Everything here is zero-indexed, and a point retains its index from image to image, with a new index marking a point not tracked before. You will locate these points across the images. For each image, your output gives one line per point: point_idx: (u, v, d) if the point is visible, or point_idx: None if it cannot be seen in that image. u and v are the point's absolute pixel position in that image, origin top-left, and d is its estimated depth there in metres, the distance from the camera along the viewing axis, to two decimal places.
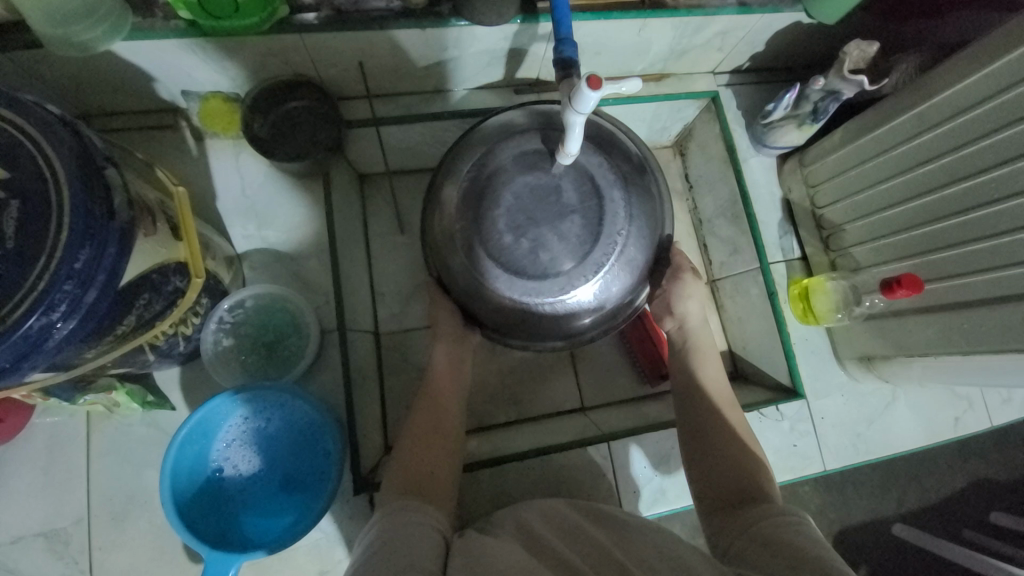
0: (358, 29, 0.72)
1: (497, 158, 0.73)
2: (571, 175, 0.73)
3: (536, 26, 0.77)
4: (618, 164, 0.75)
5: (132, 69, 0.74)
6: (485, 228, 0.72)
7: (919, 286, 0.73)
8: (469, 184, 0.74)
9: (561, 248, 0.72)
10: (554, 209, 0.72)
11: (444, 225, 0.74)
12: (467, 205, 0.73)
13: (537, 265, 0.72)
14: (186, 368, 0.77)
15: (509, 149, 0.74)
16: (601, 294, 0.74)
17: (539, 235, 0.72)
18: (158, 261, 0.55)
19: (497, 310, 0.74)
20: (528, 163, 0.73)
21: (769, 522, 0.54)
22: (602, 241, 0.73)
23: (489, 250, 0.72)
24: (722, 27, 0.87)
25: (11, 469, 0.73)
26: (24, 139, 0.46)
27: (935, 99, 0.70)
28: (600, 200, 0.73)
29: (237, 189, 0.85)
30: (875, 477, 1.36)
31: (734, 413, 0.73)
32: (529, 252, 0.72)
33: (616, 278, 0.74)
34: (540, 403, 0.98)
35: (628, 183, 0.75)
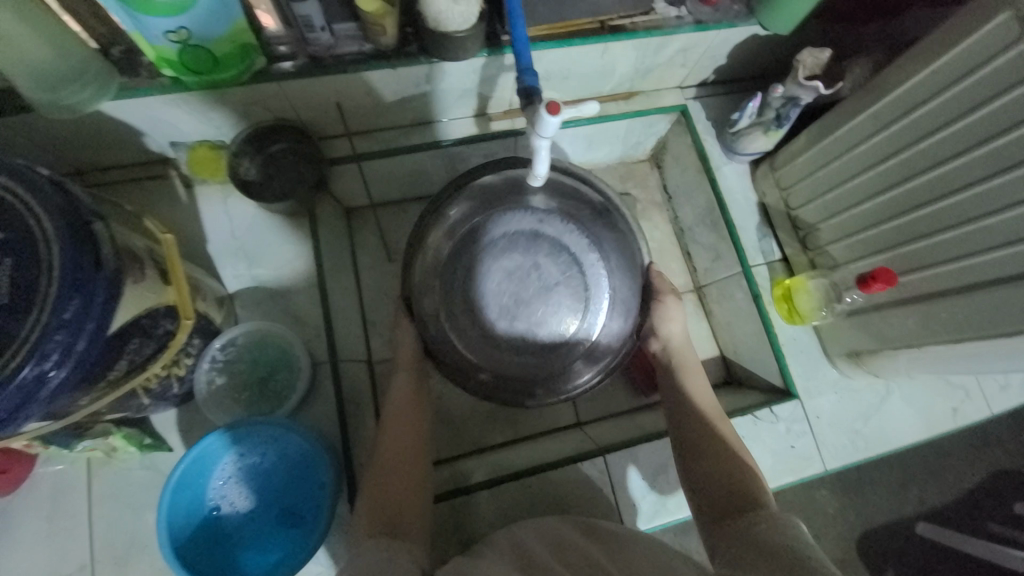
0: (334, 73, 0.77)
1: (480, 244, 0.81)
2: (545, 250, 0.82)
3: (501, 57, 0.82)
4: (589, 223, 0.83)
5: (122, 126, 0.78)
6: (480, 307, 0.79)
7: (892, 279, 0.75)
8: (455, 238, 0.82)
9: (549, 321, 0.80)
10: (537, 287, 0.81)
11: (426, 270, 0.81)
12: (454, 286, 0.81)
13: (527, 341, 0.80)
14: (183, 409, 0.79)
15: (489, 222, 0.81)
16: (603, 358, 0.80)
17: (529, 306, 0.80)
18: (148, 306, 0.58)
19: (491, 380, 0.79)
20: (507, 241, 0.81)
21: (763, 530, 0.54)
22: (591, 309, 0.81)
23: (484, 329, 0.79)
24: (682, 45, 0.91)
25: (13, 521, 0.74)
26: (15, 201, 0.49)
27: (888, 97, 0.73)
28: (582, 264, 0.82)
29: (227, 231, 0.88)
30: (889, 475, 1.34)
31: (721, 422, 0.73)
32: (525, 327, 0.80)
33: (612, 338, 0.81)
34: (537, 421, 0.99)
35: (599, 244, 0.82)
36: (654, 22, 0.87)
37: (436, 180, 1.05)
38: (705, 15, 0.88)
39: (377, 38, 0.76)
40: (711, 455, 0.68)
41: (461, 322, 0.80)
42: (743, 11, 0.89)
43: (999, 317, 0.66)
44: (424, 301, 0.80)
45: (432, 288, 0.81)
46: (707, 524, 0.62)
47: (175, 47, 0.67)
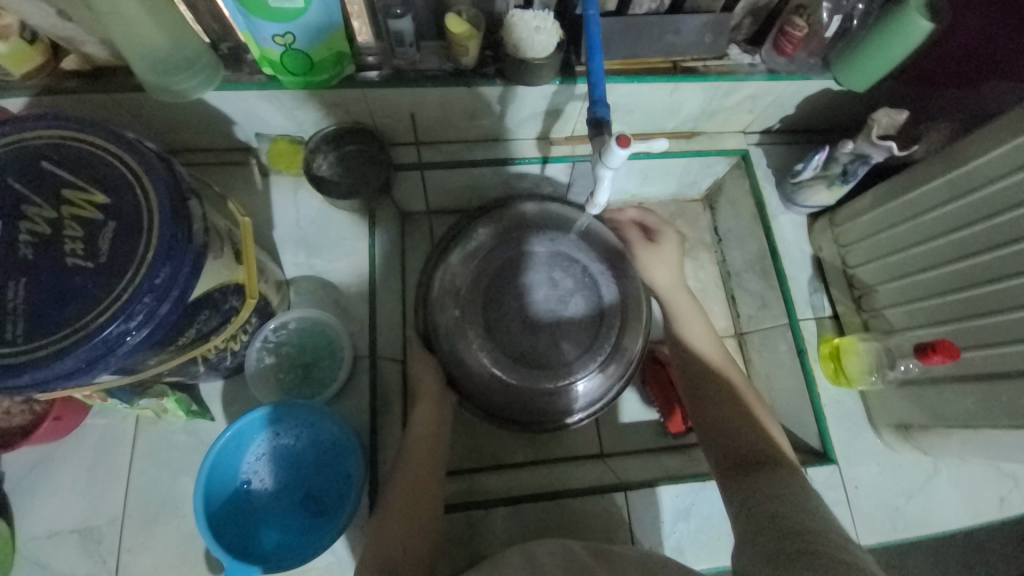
0: (414, 87, 0.82)
1: (495, 266, 0.92)
2: (558, 266, 0.93)
3: (573, 86, 0.85)
4: (593, 260, 0.93)
5: (217, 114, 0.85)
6: (490, 325, 0.89)
7: (955, 352, 0.72)
8: (472, 262, 0.91)
9: (566, 347, 0.90)
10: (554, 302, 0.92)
11: (443, 292, 0.89)
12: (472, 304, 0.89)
13: (542, 363, 0.89)
14: (228, 383, 0.82)
15: (507, 244, 0.92)
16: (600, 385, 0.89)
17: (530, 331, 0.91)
18: (221, 282, 0.62)
19: (512, 405, 0.87)
20: (521, 260, 0.92)
21: (770, 501, 0.58)
22: (588, 337, 0.90)
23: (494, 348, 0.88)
24: (753, 92, 0.92)
25: (63, 463, 0.79)
26: (124, 170, 0.53)
27: (965, 166, 0.70)
28: (579, 297, 0.92)
29: (293, 221, 0.93)
30: (924, 564, 1.24)
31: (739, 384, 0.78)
32: (530, 351, 0.89)
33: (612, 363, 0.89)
34: (560, 447, 0.97)
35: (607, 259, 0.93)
36: (727, 67, 0.89)
37: (490, 195, 1.08)
38: (779, 65, 0.89)
39: (459, 58, 0.81)
40: (717, 402, 0.75)
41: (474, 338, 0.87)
42: (819, 65, 0.90)
43: None
44: (438, 315, 0.88)
45: (454, 306, 0.88)
46: (724, 472, 0.68)
47: (279, 50, 0.73)
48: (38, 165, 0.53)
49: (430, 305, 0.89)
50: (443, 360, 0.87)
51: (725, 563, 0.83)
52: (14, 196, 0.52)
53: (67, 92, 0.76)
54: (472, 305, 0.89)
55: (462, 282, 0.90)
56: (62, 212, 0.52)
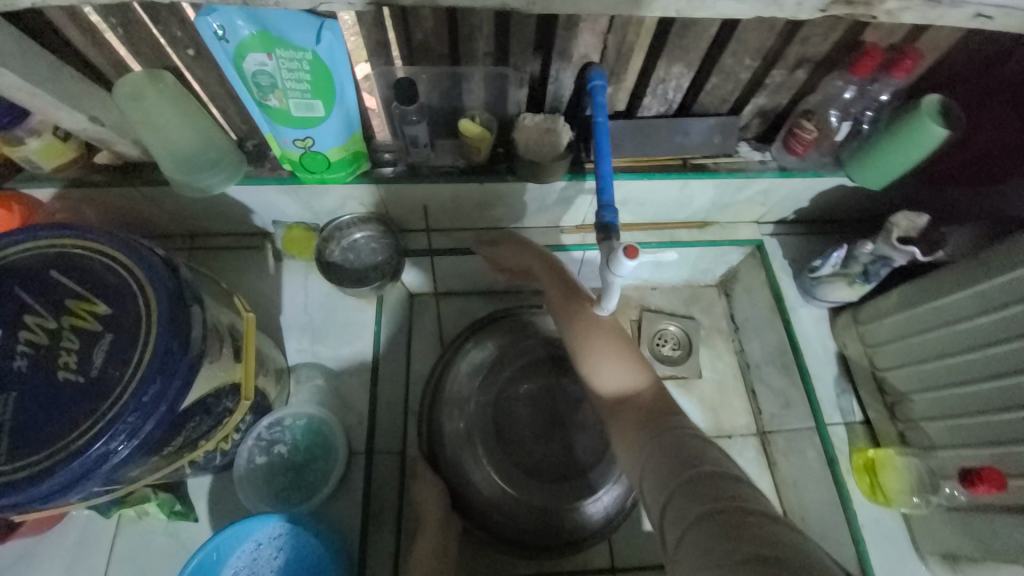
0: (426, 183, 0.85)
1: (500, 376, 0.92)
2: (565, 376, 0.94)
3: (583, 182, 0.86)
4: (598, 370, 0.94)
5: (236, 204, 0.87)
6: (498, 438, 0.88)
7: (1001, 484, 0.65)
8: (478, 376, 0.91)
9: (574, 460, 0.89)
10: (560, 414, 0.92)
11: (450, 405, 0.88)
12: (478, 416, 0.89)
13: (548, 481, 0.87)
14: (217, 478, 0.78)
15: (512, 354, 0.93)
16: (613, 504, 0.85)
17: (535, 444, 0.90)
18: (215, 386, 0.60)
19: (519, 526, 0.83)
20: (524, 371, 0.93)
21: (682, 435, 0.55)
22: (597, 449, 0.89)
23: (501, 463, 0.86)
24: (764, 187, 0.92)
25: (35, 564, 0.74)
26: (130, 279, 0.53)
27: (997, 278, 0.67)
28: (585, 406, 0.92)
29: (301, 305, 0.93)
30: None
31: (596, 346, 0.72)
32: (537, 466, 0.88)
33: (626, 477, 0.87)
34: (567, 562, 0.86)
35: None
36: (737, 164, 0.90)
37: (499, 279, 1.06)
38: (790, 162, 0.90)
39: (470, 155, 0.84)
40: (608, 353, 0.71)
41: (480, 450, 0.87)
42: (831, 163, 0.90)
43: None
44: (446, 428, 0.87)
45: (460, 418, 0.88)
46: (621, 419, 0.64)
47: (299, 151, 0.77)
48: (46, 272, 0.54)
49: (437, 414, 0.88)
50: (448, 477, 0.84)
51: None
52: (19, 304, 0.52)
53: (95, 185, 0.80)
54: (478, 420, 0.88)
55: (470, 391, 0.90)
56: (62, 321, 0.52)
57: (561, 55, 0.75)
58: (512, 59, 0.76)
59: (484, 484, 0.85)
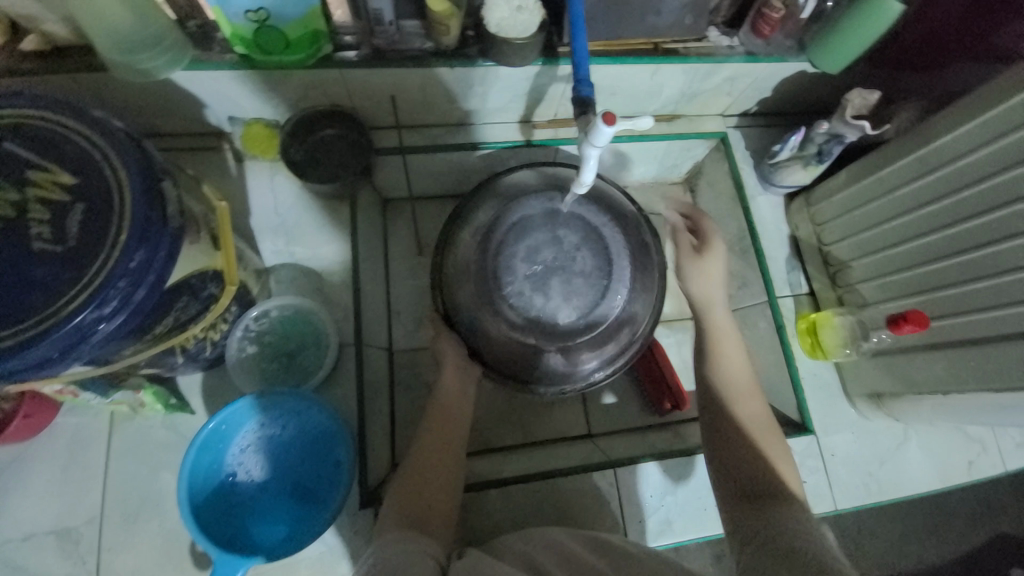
0: (393, 68, 0.81)
1: (506, 231, 0.86)
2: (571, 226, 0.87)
3: (556, 68, 0.85)
4: (605, 215, 0.88)
5: (187, 96, 0.81)
6: (504, 293, 0.84)
7: (924, 322, 0.75)
8: (482, 237, 0.87)
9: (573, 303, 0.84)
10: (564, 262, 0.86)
11: (457, 269, 0.87)
12: (484, 277, 0.85)
13: (550, 325, 0.83)
14: (207, 375, 0.80)
15: (518, 208, 0.87)
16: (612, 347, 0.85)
17: (549, 294, 0.84)
18: (199, 268, 0.60)
19: (530, 368, 0.84)
20: (530, 223, 0.86)
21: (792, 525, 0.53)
22: (611, 289, 0.85)
23: (515, 312, 0.82)
24: (731, 74, 0.94)
25: (34, 464, 0.75)
26: (92, 149, 0.51)
27: (934, 143, 0.73)
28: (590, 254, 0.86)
29: (270, 207, 0.90)
30: (902, 533, 1.26)
31: (775, 447, 0.68)
32: (554, 316, 0.83)
33: (630, 316, 0.85)
34: (547, 429, 0.98)
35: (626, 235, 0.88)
36: (706, 49, 0.91)
37: (473, 179, 1.07)
38: (756, 47, 0.91)
39: (439, 38, 0.80)
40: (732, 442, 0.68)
41: (491, 307, 0.84)
42: (794, 47, 0.92)
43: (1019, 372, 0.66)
44: (457, 288, 0.86)
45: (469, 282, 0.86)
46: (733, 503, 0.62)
47: (251, 26, 0.71)
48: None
49: (446, 282, 0.87)
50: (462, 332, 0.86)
51: (715, 530, 0.85)
52: None
53: (18, 71, 0.72)
54: (485, 279, 0.84)
55: (474, 253, 0.86)
56: (25, 194, 0.49)
57: None
58: None
59: (495, 333, 0.84)
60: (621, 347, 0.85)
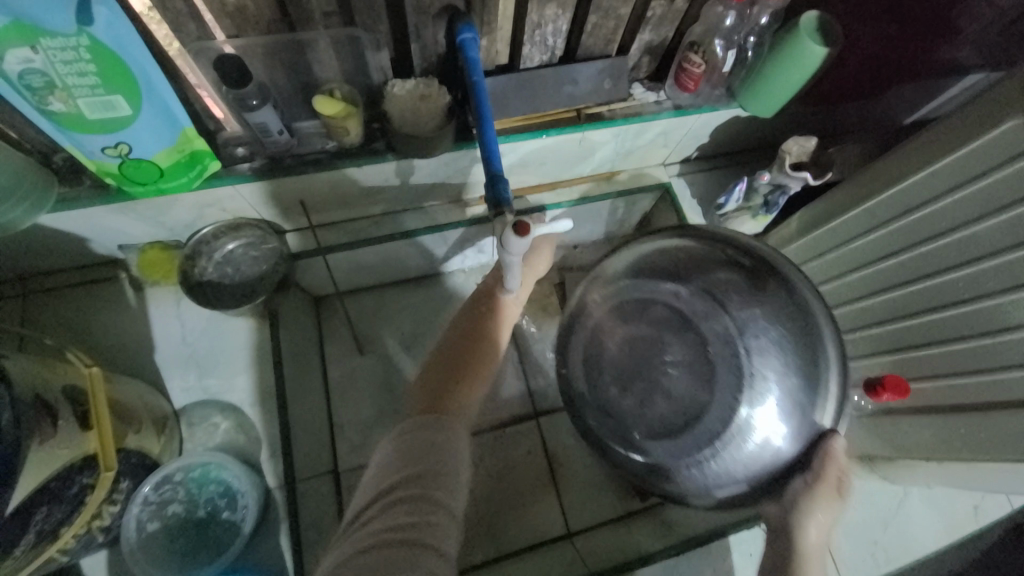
0: (294, 175, 0.74)
1: (604, 317, 0.59)
2: (676, 302, 0.57)
3: (473, 151, 0.78)
4: (717, 274, 0.57)
5: (64, 234, 0.72)
6: (603, 399, 0.57)
7: (904, 389, 0.67)
8: (575, 334, 0.61)
9: (687, 406, 0.54)
10: (671, 355, 0.56)
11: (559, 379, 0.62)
12: (589, 386, 0.59)
13: (666, 428, 0.55)
14: (113, 551, 0.69)
15: (615, 287, 0.60)
16: (797, 423, 0.54)
17: (660, 391, 0.55)
18: (63, 464, 0.51)
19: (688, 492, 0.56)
20: (634, 304, 0.59)
21: None
22: (731, 333, 0.54)
23: (636, 428, 0.56)
24: (663, 129, 0.89)
25: None
26: None
27: (880, 196, 0.67)
28: (713, 329, 0.55)
29: (178, 338, 0.81)
30: None
31: None
32: (688, 408, 0.54)
33: (781, 358, 0.53)
34: (521, 534, 0.88)
35: (755, 299, 0.56)
36: (632, 108, 0.85)
37: (409, 266, 0.98)
38: (685, 100, 0.87)
39: (340, 137, 0.73)
40: None
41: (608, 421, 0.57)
42: (724, 95, 0.87)
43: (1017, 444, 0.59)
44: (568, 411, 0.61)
45: (576, 390, 0.60)
46: None
47: (115, 161, 0.63)
48: None
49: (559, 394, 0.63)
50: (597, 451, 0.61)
51: None
52: None
53: None
54: (593, 384, 0.58)
55: (572, 358, 0.61)
56: None
57: (417, 7, 0.65)
58: (360, 18, 0.64)
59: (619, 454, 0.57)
60: (806, 412, 0.54)
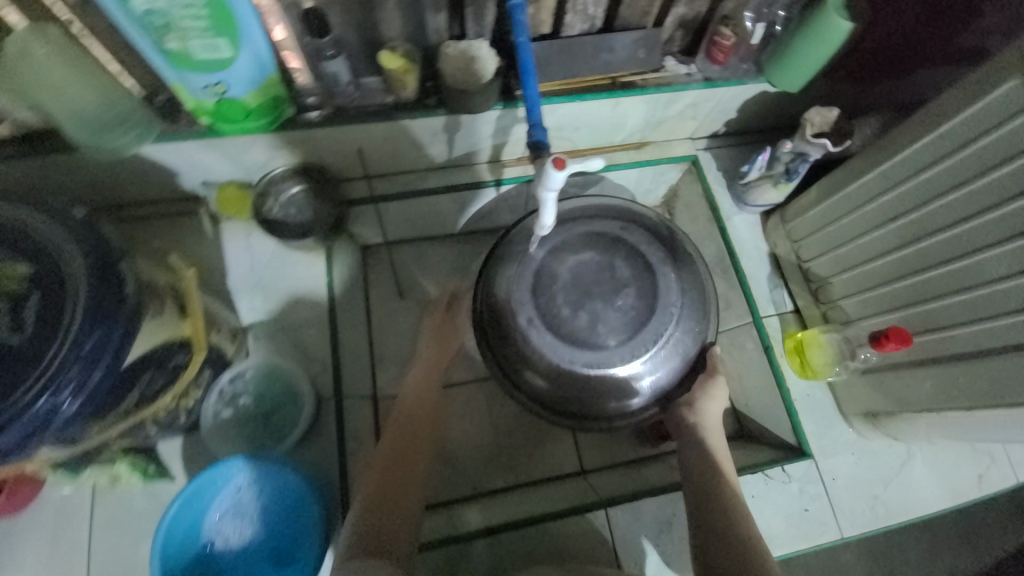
0: (354, 124, 0.83)
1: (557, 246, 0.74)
2: (621, 250, 0.75)
3: (515, 110, 0.86)
4: (650, 237, 0.76)
5: (161, 166, 0.84)
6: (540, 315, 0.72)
7: (906, 339, 0.72)
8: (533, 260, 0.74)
9: (613, 322, 0.71)
10: (610, 283, 0.73)
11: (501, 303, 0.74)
12: (533, 305, 0.72)
13: (588, 334, 0.71)
14: (188, 438, 0.80)
15: (571, 226, 0.76)
16: (687, 347, 0.73)
17: (599, 305, 0.72)
18: (162, 339, 0.62)
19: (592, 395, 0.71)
20: (588, 240, 0.76)
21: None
22: (661, 277, 0.74)
23: (567, 335, 0.71)
24: (692, 100, 0.95)
25: (13, 542, 0.75)
26: (52, 239, 0.53)
27: (896, 157, 0.73)
28: (639, 272, 0.74)
29: (247, 265, 0.92)
30: None
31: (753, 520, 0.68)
32: (616, 323, 0.71)
33: (685, 303, 0.74)
34: (538, 467, 0.96)
35: (675, 257, 0.76)
36: (664, 79, 0.92)
37: (448, 221, 1.07)
38: (714, 73, 0.92)
39: (398, 91, 0.82)
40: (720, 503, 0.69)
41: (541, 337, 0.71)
42: (752, 70, 0.93)
43: (1013, 387, 0.63)
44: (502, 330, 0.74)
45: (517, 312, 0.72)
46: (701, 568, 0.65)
47: (213, 99, 0.74)
48: None
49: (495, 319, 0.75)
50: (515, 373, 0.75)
51: None
52: None
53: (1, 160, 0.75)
54: (534, 306, 0.72)
55: (523, 284, 0.73)
56: None
57: None
58: None
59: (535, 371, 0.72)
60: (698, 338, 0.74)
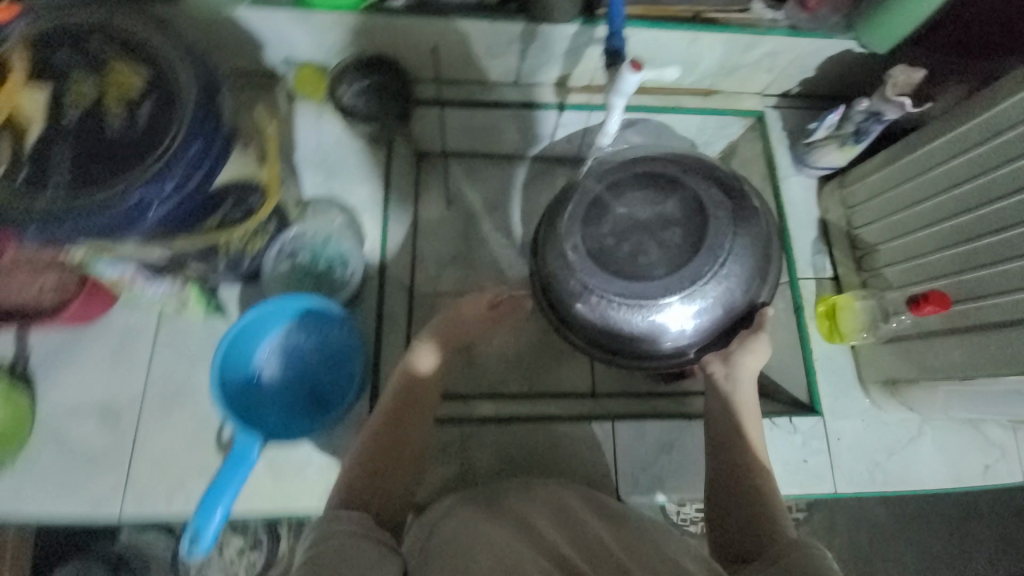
0: (435, 19, 0.85)
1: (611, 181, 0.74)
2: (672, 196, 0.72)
3: (594, 29, 0.86)
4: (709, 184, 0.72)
5: (250, 34, 0.88)
6: (589, 243, 0.71)
7: (946, 302, 0.73)
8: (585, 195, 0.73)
9: (660, 256, 0.70)
10: (658, 221, 0.71)
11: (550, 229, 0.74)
12: (583, 233, 0.71)
13: (634, 267, 0.70)
14: (245, 287, 0.88)
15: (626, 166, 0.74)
16: (733, 298, 0.70)
17: (646, 242, 0.70)
18: (242, 175, 0.68)
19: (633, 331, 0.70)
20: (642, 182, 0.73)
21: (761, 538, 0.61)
22: (717, 224, 0.70)
23: (612, 267, 0.70)
24: (772, 48, 0.93)
25: (88, 345, 0.85)
26: (163, 56, 0.59)
27: (973, 120, 0.71)
28: (692, 221, 0.71)
29: (313, 146, 0.96)
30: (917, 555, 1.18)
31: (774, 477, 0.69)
32: (662, 260, 0.69)
33: (739, 252, 0.69)
34: (551, 382, 1.00)
35: (734, 205, 0.71)
36: (748, 21, 0.89)
37: (504, 141, 1.09)
38: (801, 21, 0.90)
39: None
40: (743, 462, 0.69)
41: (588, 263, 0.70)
42: (841, 24, 0.90)
43: None
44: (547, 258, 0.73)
45: (565, 240, 0.72)
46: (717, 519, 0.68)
47: None
48: (105, 50, 0.59)
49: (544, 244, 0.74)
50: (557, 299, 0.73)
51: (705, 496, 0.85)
52: (62, 67, 0.59)
53: None
54: (584, 233, 0.71)
55: (573, 212, 0.73)
56: (103, 91, 0.58)
57: None
58: None
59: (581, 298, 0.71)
60: (745, 293, 0.70)
